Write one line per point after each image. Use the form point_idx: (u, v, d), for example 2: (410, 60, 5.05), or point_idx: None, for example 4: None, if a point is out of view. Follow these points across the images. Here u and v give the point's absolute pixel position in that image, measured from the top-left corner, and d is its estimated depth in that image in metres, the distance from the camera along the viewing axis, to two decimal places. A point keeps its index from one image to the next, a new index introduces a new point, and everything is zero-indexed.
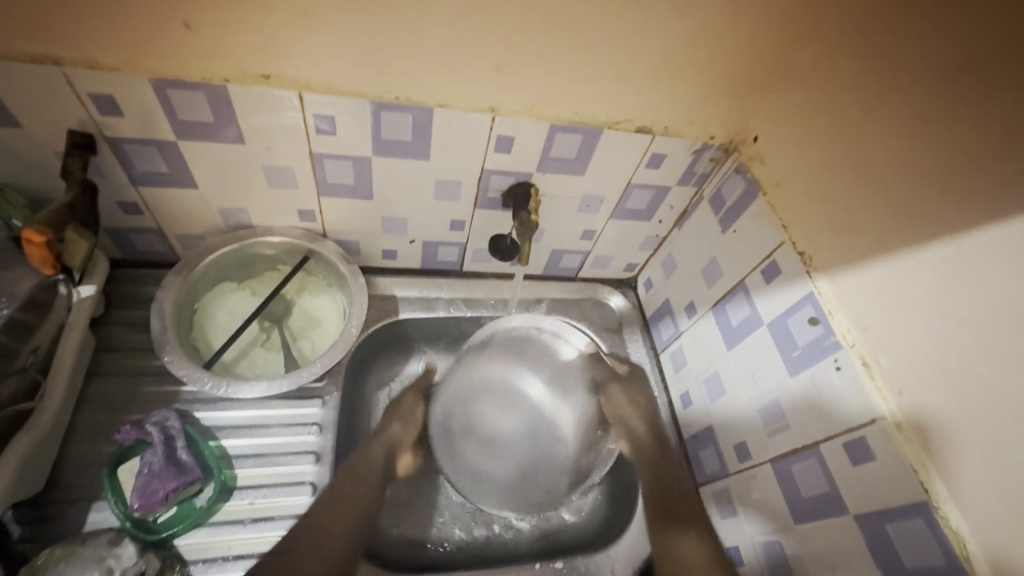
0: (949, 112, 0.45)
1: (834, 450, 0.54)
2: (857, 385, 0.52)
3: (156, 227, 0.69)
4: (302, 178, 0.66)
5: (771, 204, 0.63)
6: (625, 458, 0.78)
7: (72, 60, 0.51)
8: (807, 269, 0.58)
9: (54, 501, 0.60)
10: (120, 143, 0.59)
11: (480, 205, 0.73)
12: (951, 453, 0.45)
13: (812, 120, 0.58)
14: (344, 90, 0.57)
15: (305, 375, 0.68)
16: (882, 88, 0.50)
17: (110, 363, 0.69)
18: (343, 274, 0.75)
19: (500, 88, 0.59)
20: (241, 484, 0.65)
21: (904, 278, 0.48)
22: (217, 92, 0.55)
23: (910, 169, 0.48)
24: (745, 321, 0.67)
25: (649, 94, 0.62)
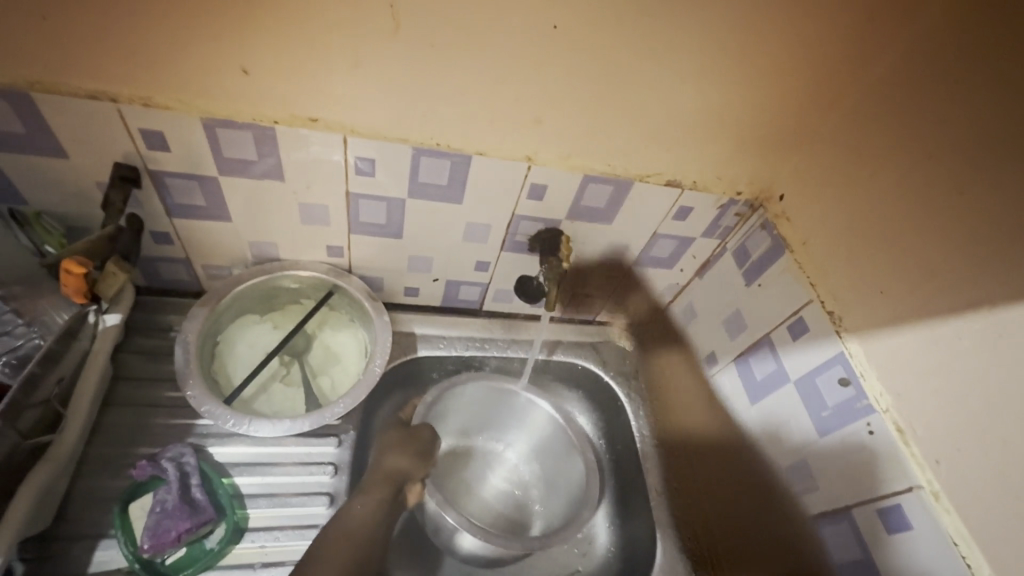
0: (983, 189, 0.47)
1: (868, 516, 0.54)
2: (891, 450, 0.52)
3: (184, 257, 0.69)
4: (335, 214, 0.67)
5: (799, 262, 0.64)
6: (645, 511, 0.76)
7: (128, 98, 0.52)
8: (836, 328, 0.58)
9: (59, 538, 0.58)
10: (162, 176, 0.59)
11: (507, 248, 0.74)
12: (993, 528, 0.44)
13: (840, 184, 0.60)
14: (386, 135, 0.58)
15: (328, 415, 0.66)
16: (916, 162, 0.52)
17: (125, 393, 0.68)
18: (366, 310, 0.75)
19: (538, 139, 0.61)
20: (253, 526, 0.63)
21: (941, 345, 0.49)
22: (264, 133, 0.57)
23: (942, 241, 0.49)
24: (771, 375, 0.67)
25: (680, 151, 0.64)
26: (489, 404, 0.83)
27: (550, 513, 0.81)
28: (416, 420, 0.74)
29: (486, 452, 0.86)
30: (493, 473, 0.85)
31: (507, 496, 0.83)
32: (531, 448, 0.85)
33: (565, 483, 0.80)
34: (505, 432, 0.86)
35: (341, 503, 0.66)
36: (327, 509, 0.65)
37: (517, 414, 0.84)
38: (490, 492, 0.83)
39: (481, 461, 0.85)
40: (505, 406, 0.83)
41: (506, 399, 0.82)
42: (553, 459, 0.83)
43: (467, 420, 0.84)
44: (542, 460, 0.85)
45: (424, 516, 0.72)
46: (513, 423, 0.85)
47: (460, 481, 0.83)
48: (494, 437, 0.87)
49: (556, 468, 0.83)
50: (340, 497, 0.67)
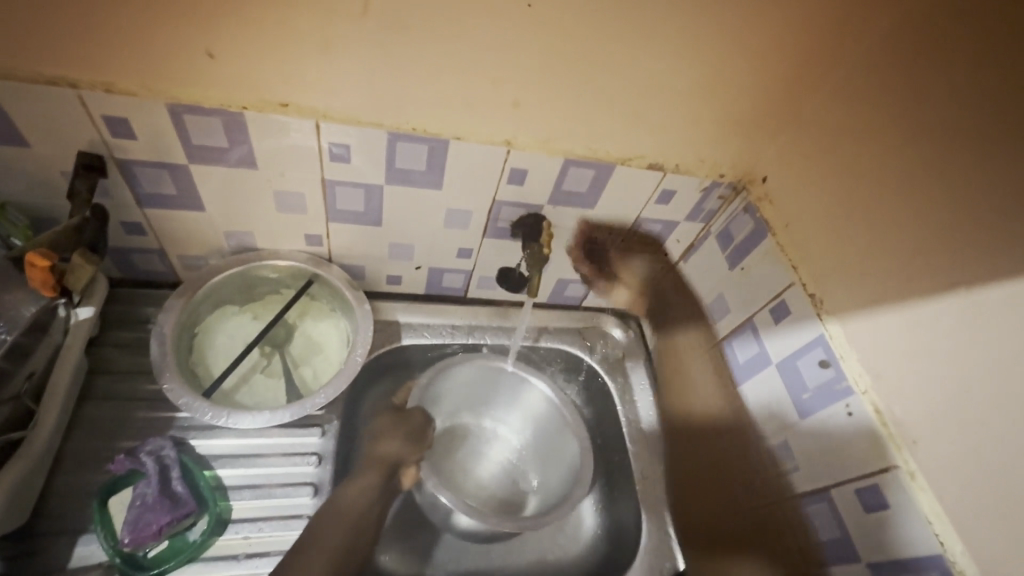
0: (966, 169, 0.46)
1: (846, 497, 0.55)
2: (869, 430, 0.52)
3: (159, 248, 0.68)
4: (312, 202, 0.65)
5: (781, 245, 0.63)
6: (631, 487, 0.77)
7: (89, 83, 0.50)
8: (818, 311, 0.58)
9: (37, 533, 0.58)
10: (130, 164, 0.58)
11: (489, 235, 0.73)
12: (964, 506, 0.45)
13: (822, 166, 0.59)
14: (361, 120, 0.57)
15: (309, 406, 0.66)
16: (900, 140, 0.51)
17: (102, 386, 0.67)
18: (347, 299, 0.74)
19: (517, 123, 0.59)
20: (236, 517, 0.63)
21: (919, 327, 0.49)
22: (234, 118, 0.55)
23: (925, 221, 0.49)
24: (753, 358, 0.67)
25: (661, 133, 0.63)
26: (483, 384, 0.83)
27: (545, 496, 0.80)
28: (410, 403, 0.75)
29: (481, 434, 0.85)
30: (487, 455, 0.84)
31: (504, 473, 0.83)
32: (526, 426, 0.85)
33: (559, 463, 0.80)
34: (500, 415, 0.86)
35: (325, 493, 0.66)
36: (311, 499, 0.65)
37: (512, 395, 0.83)
38: (484, 474, 0.82)
39: (475, 443, 0.84)
40: (499, 384, 0.83)
41: (501, 379, 0.82)
42: (547, 438, 0.82)
43: (461, 400, 0.83)
44: (535, 443, 0.84)
45: (421, 494, 0.71)
46: (507, 403, 0.84)
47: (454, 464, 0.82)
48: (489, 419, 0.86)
49: (549, 450, 0.82)
50: (325, 486, 0.66)
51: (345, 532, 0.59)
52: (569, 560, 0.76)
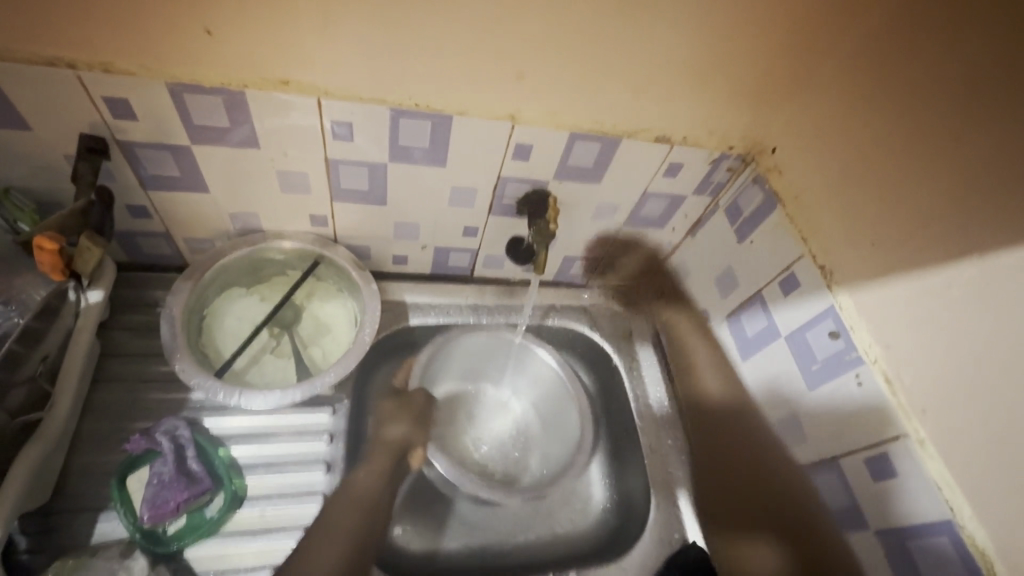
0: (979, 132, 0.45)
1: (855, 466, 0.55)
2: (879, 399, 0.52)
3: (165, 231, 0.68)
4: (316, 182, 0.65)
5: (791, 216, 0.62)
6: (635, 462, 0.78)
7: (86, 63, 0.50)
8: (827, 282, 0.58)
9: (59, 511, 0.59)
10: (132, 146, 0.57)
11: (494, 212, 0.73)
12: (974, 473, 0.45)
13: (831, 135, 0.58)
14: (362, 96, 0.56)
15: (319, 385, 0.66)
16: (913, 104, 0.50)
17: (114, 369, 0.67)
18: (354, 279, 0.74)
19: (521, 97, 0.58)
20: (251, 494, 0.64)
21: (930, 295, 0.48)
22: (235, 97, 0.54)
23: (937, 187, 0.48)
24: (762, 331, 0.67)
25: (668, 105, 0.61)
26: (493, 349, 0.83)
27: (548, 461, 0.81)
28: (411, 386, 0.77)
29: (485, 399, 0.87)
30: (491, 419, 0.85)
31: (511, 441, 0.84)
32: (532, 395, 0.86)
33: (563, 428, 0.81)
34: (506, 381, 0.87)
35: (338, 469, 0.67)
36: (325, 476, 0.66)
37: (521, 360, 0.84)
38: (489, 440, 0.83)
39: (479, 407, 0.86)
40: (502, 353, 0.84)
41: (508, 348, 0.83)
42: (552, 405, 0.83)
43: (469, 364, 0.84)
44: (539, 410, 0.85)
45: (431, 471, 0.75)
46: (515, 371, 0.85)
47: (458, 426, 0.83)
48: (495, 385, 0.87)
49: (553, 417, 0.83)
50: (338, 463, 0.67)
51: (361, 516, 0.62)
52: (577, 532, 0.77)
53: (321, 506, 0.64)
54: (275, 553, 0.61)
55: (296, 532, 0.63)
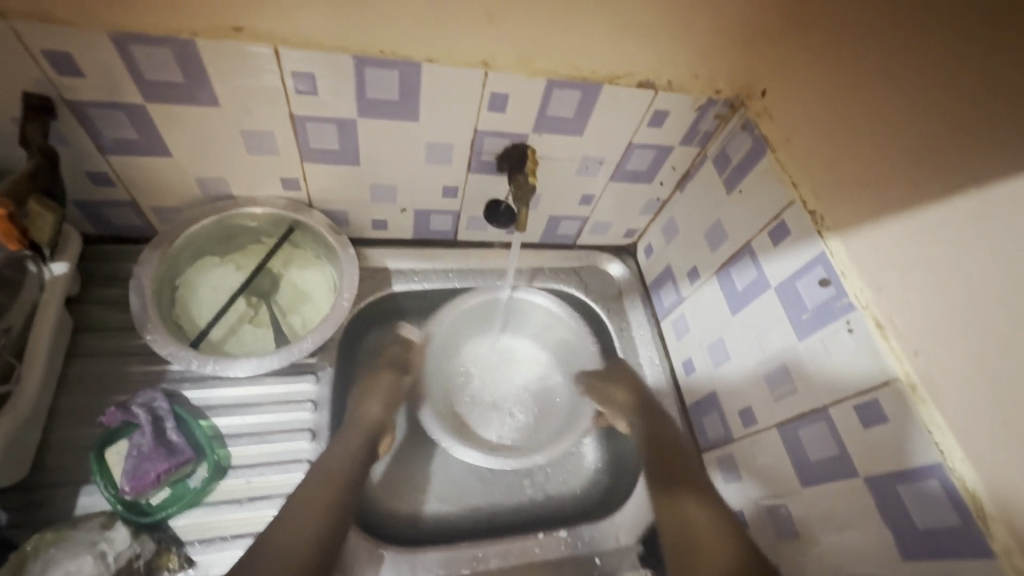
0: (978, 57, 0.42)
1: (844, 414, 0.54)
2: (869, 345, 0.50)
3: (131, 200, 0.65)
4: (283, 142, 0.62)
5: (780, 161, 0.60)
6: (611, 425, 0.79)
7: (20, 13, 0.46)
8: (818, 229, 0.55)
9: (41, 485, 0.58)
10: (83, 106, 0.54)
11: (473, 170, 0.70)
12: (967, 416, 0.44)
13: (822, 72, 0.54)
14: (322, 44, 0.52)
15: (296, 352, 0.65)
16: (908, 32, 0.46)
17: (89, 344, 0.66)
18: (331, 245, 0.72)
19: (492, 40, 0.55)
20: (235, 464, 0.63)
21: (923, 235, 0.46)
22: (186, 48, 0.51)
23: (934, 120, 0.45)
24: (751, 283, 0.65)
25: (650, 46, 0.58)
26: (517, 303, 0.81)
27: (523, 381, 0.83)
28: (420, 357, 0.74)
29: (488, 339, 0.84)
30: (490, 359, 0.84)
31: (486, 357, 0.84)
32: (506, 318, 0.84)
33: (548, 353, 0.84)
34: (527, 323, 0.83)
35: (323, 437, 0.66)
36: (310, 443, 0.65)
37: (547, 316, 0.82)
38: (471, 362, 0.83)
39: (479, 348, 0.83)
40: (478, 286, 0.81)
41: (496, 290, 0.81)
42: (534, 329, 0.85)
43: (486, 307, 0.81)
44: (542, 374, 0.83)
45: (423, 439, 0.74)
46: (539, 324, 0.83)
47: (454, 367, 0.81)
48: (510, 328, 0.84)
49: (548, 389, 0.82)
50: (323, 431, 0.66)
51: (335, 494, 0.57)
52: (569, 492, 0.77)
53: None
54: (262, 520, 0.61)
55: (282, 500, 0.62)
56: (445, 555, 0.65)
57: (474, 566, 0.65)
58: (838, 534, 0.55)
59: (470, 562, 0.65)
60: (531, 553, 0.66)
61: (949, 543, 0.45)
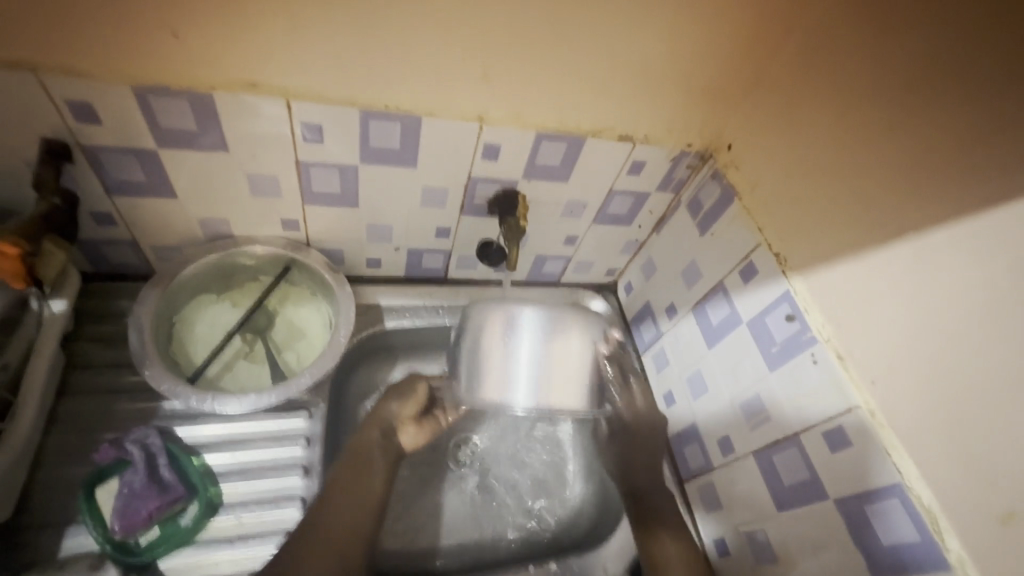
0: (909, 124, 0.49)
1: (813, 440, 0.58)
2: (832, 375, 0.55)
3: (131, 239, 0.67)
4: (286, 185, 0.65)
5: (746, 208, 0.66)
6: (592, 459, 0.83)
7: (48, 67, 0.49)
8: (783, 269, 0.61)
9: (23, 528, 0.57)
10: (96, 151, 0.57)
11: (465, 213, 0.74)
12: (921, 439, 0.48)
13: (781, 131, 0.62)
14: (330, 98, 0.57)
15: (294, 388, 0.66)
16: (851, 101, 0.54)
17: (80, 381, 0.66)
18: (328, 282, 0.74)
19: (487, 97, 0.60)
20: (226, 501, 0.63)
21: (874, 274, 0.52)
22: (203, 100, 0.54)
23: (878, 175, 0.52)
24: (724, 319, 0.70)
25: (629, 104, 0.64)
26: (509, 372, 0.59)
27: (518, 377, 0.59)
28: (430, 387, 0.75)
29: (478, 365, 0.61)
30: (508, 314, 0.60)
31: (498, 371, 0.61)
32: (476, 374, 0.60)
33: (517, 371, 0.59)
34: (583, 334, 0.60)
35: (316, 473, 0.66)
36: (303, 480, 0.66)
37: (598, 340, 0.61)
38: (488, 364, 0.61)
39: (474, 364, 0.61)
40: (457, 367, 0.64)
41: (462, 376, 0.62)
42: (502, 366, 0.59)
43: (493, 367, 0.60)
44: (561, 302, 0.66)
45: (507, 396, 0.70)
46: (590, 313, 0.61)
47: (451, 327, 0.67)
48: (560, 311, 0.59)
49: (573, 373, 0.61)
50: (316, 467, 0.67)
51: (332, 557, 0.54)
52: (555, 524, 0.78)
53: (299, 511, 0.64)
54: (254, 559, 0.61)
55: (274, 537, 0.62)
56: None
57: None
58: (814, 557, 0.58)
59: None
60: None
61: (912, 558, 0.49)
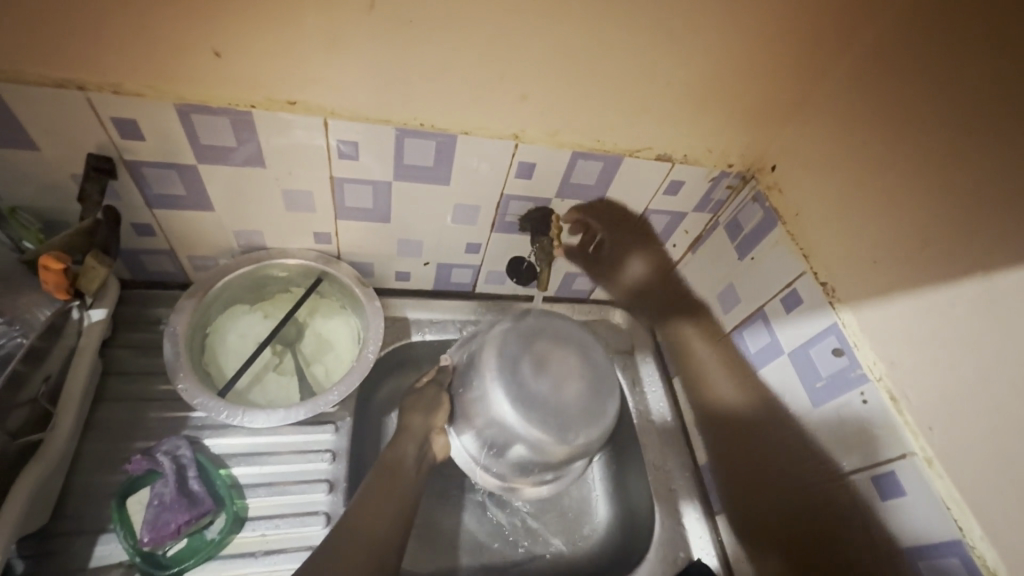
0: (976, 156, 0.46)
1: (862, 484, 0.55)
2: (884, 417, 0.52)
3: (169, 249, 0.68)
4: (320, 200, 0.65)
5: (791, 234, 0.63)
6: (618, 484, 0.80)
7: (96, 85, 0.50)
8: (830, 300, 0.58)
9: (57, 534, 0.58)
10: (139, 165, 0.58)
11: (497, 229, 0.73)
12: (983, 493, 0.45)
13: (833, 156, 0.58)
14: (367, 116, 0.57)
15: (323, 404, 0.66)
16: (909, 128, 0.51)
17: (115, 388, 0.67)
18: (357, 296, 0.74)
19: (524, 117, 0.59)
20: (252, 515, 0.63)
21: (931, 313, 0.49)
22: (242, 118, 0.55)
23: (941, 207, 0.48)
24: (763, 348, 0.67)
25: (669, 124, 0.62)
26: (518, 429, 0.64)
27: (535, 438, 0.63)
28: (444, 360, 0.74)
29: (494, 411, 0.65)
30: (527, 414, 0.63)
31: (511, 423, 0.64)
32: (495, 418, 0.65)
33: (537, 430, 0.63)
34: (585, 447, 0.65)
35: (340, 489, 0.66)
36: (327, 496, 0.65)
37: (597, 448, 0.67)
38: (502, 413, 0.64)
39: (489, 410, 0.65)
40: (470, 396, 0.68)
41: (477, 412, 0.67)
42: (519, 423, 0.63)
43: (508, 422, 0.64)
44: (587, 368, 0.66)
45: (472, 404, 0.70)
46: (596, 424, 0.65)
47: (468, 373, 0.69)
48: (572, 430, 0.63)
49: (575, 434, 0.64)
50: (340, 483, 0.67)
51: None
52: (582, 551, 0.76)
53: (323, 527, 0.64)
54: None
55: (297, 554, 0.62)
56: None
57: None
58: None
59: None
60: None
61: None
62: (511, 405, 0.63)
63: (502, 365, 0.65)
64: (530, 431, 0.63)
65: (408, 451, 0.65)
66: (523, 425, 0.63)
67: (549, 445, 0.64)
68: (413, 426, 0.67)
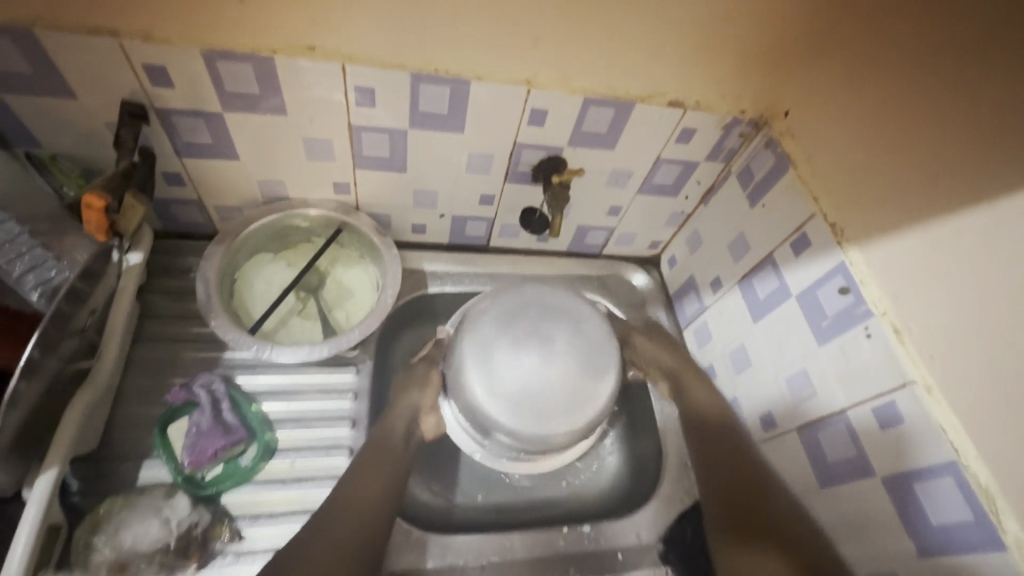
0: (983, 85, 0.46)
1: (861, 416, 0.56)
2: (886, 350, 0.53)
3: (197, 199, 0.71)
4: (339, 150, 0.68)
5: (802, 177, 0.63)
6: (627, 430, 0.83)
7: (127, 32, 0.53)
8: (838, 240, 0.59)
9: (106, 457, 0.63)
10: (168, 113, 0.60)
11: (510, 179, 0.75)
12: (979, 416, 0.46)
13: (842, 96, 0.58)
14: (384, 62, 0.58)
15: (343, 342, 0.70)
16: (916, 62, 0.51)
17: (153, 329, 0.71)
18: (375, 245, 0.77)
19: (536, 61, 0.60)
20: (282, 446, 0.67)
21: (935, 245, 0.50)
22: (264, 64, 0.57)
23: (947, 141, 0.48)
24: (772, 293, 0.68)
25: (682, 69, 0.62)
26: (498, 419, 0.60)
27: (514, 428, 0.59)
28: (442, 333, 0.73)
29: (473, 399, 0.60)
30: (506, 400, 0.59)
31: (490, 410, 0.60)
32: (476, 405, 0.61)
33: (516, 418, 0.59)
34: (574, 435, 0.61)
35: (362, 425, 0.70)
36: (350, 430, 0.70)
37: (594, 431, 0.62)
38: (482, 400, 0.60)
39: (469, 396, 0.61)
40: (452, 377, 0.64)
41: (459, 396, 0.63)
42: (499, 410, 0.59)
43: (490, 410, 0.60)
44: (576, 346, 0.61)
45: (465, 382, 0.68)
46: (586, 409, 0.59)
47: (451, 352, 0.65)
48: (555, 419, 0.59)
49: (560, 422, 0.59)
50: (362, 420, 0.71)
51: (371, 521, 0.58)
52: (591, 489, 0.80)
53: (347, 458, 0.68)
54: (306, 500, 0.65)
55: (324, 481, 0.66)
56: (479, 538, 0.69)
57: (502, 553, 0.68)
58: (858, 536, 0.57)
59: (498, 550, 0.68)
60: (555, 544, 0.69)
61: (962, 538, 0.48)
62: (488, 388, 0.59)
63: (480, 346, 0.60)
64: (510, 420, 0.59)
65: (396, 429, 0.65)
66: (502, 412, 0.59)
67: (531, 434, 0.59)
68: (406, 393, 0.70)
